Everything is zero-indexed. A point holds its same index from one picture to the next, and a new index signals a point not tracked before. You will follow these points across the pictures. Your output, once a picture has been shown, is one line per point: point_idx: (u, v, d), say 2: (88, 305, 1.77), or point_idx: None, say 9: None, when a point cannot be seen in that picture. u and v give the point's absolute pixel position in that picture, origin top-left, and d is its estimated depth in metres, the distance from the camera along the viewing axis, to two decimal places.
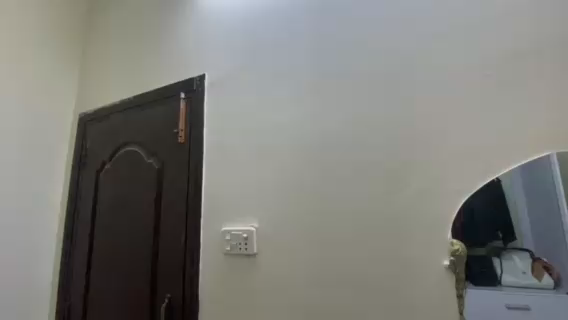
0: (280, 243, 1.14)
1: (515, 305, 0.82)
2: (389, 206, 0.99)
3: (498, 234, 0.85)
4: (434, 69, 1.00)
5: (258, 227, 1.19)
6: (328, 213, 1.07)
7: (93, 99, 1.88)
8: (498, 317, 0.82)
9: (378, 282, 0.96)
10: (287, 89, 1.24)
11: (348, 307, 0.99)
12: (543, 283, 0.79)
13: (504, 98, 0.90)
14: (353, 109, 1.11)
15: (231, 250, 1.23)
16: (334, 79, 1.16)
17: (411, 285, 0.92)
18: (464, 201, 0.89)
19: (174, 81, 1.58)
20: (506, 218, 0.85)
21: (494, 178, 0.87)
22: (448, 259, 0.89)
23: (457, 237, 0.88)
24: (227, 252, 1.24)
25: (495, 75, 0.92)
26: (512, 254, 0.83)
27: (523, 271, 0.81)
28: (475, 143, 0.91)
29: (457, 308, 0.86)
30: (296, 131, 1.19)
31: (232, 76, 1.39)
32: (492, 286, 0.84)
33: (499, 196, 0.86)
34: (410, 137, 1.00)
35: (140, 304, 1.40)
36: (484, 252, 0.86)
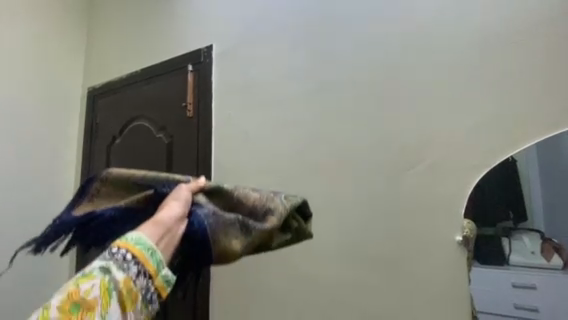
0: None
1: (521, 284, 0.81)
2: (401, 182, 0.97)
3: (510, 214, 0.82)
4: (454, 37, 0.94)
5: None
6: (338, 188, 1.07)
7: (100, 71, 1.86)
8: (503, 295, 0.81)
9: (388, 257, 0.97)
10: (298, 59, 1.20)
11: (356, 279, 1.01)
12: (551, 264, 0.78)
13: (528, 70, 0.85)
14: (366, 81, 1.06)
15: None
16: (347, 49, 1.11)
17: (420, 260, 0.93)
18: (479, 180, 0.87)
19: (181, 53, 1.54)
20: (519, 198, 0.81)
21: (509, 156, 0.84)
22: (461, 235, 0.88)
23: (468, 216, 0.87)
24: None
25: (520, 44, 0.86)
26: (522, 234, 0.81)
27: (531, 252, 0.80)
28: (494, 118, 0.87)
29: (464, 284, 0.87)
30: (307, 104, 1.16)
31: (241, 47, 1.34)
32: (498, 266, 0.82)
33: (512, 175, 0.83)
34: (426, 112, 0.96)
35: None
36: (493, 232, 0.84)
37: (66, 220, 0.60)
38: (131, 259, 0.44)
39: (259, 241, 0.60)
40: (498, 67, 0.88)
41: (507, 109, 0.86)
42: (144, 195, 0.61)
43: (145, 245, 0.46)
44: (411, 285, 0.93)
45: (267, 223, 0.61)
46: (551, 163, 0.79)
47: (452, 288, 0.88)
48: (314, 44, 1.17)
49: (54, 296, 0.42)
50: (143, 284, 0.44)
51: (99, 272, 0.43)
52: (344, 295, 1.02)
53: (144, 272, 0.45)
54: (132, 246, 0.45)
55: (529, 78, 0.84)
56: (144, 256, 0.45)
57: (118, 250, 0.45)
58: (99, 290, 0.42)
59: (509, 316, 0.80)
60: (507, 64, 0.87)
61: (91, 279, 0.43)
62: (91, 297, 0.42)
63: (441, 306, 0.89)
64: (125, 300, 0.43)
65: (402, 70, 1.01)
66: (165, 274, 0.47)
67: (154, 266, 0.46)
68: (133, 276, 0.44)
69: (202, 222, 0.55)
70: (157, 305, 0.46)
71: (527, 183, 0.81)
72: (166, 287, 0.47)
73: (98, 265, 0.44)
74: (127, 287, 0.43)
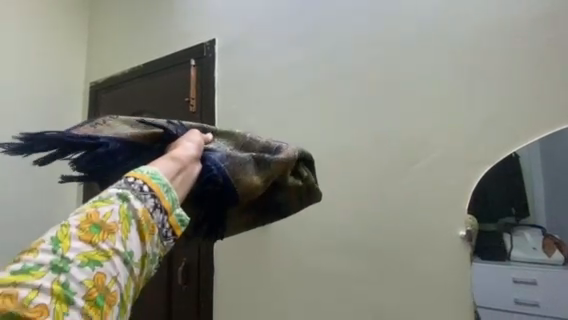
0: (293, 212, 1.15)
1: (521, 279, 0.81)
2: (405, 177, 0.97)
3: (512, 210, 0.82)
4: (459, 32, 0.93)
5: None
6: (341, 183, 1.07)
7: (103, 66, 1.85)
8: (503, 290, 0.82)
9: (390, 252, 0.97)
10: (301, 54, 1.19)
11: (358, 273, 1.01)
12: (552, 259, 0.78)
13: (534, 65, 0.84)
14: (369, 76, 1.06)
15: None
16: (350, 44, 1.10)
17: (422, 255, 0.93)
18: (482, 176, 0.87)
19: (183, 47, 1.53)
20: (521, 194, 0.82)
21: (512, 153, 0.84)
22: (464, 230, 0.88)
23: (471, 211, 0.88)
24: None
25: (526, 39, 0.85)
26: (524, 230, 0.81)
27: (533, 248, 0.80)
28: (499, 114, 0.86)
29: (467, 279, 0.87)
30: (310, 99, 1.16)
31: (244, 41, 1.34)
32: (499, 261, 0.83)
33: (515, 171, 0.83)
34: (430, 107, 0.95)
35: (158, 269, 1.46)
36: (495, 228, 0.84)
37: (62, 135, 0.55)
38: (148, 191, 0.43)
39: (277, 174, 0.64)
40: (505, 62, 0.87)
41: (512, 104, 0.85)
42: (153, 133, 0.61)
43: (161, 181, 0.44)
44: (413, 280, 0.94)
45: (281, 156, 0.65)
46: (554, 159, 0.79)
47: (454, 282, 0.89)
48: (318, 38, 1.16)
49: (71, 217, 0.40)
50: (159, 219, 0.43)
51: (117, 198, 0.41)
52: (347, 288, 1.03)
53: (160, 206, 0.43)
54: (149, 179, 0.44)
55: (535, 73, 0.83)
56: (161, 191, 0.43)
57: (135, 181, 0.43)
58: (117, 215, 0.40)
59: (507, 311, 0.82)
60: (513, 59, 0.86)
61: (109, 204, 0.41)
62: (111, 222, 0.40)
63: (442, 300, 0.90)
64: (143, 230, 0.41)
65: (407, 65, 1.00)
66: (179, 213, 0.45)
67: (169, 203, 0.44)
68: (151, 209, 0.42)
69: (219, 165, 0.59)
70: (171, 243, 0.44)
71: (529, 179, 0.81)
72: (180, 226, 0.45)
73: (114, 192, 0.42)
74: (145, 218, 0.42)
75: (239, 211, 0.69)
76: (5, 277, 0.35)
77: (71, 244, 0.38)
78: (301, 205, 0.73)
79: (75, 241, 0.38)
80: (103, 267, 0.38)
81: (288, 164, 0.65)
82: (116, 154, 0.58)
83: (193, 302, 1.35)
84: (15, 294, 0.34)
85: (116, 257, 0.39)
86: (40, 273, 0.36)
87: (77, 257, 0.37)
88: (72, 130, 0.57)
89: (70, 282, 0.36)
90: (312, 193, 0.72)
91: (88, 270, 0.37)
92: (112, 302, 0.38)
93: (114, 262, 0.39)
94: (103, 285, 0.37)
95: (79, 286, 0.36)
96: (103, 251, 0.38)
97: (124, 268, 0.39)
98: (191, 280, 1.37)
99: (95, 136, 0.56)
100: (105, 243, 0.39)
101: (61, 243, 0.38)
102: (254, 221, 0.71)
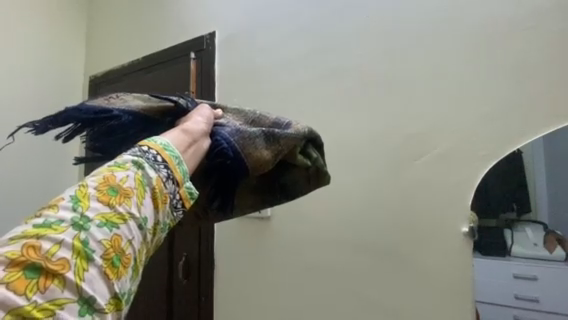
0: (295, 207, 1.15)
1: (522, 274, 0.80)
2: (407, 173, 0.96)
3: (513, 206, 0.81)
4: (465, 24, 0.91)
5: None
6: (342, 179, 1.07)
7: (102, 59, 1.83)
8: (503, 286, 0.81)
9: (392, 248, 0.97)
10: (303, 48, 1.17)
11: (360, 269, 1.01)
12: (553, 255, 0.77)
13: (543, 57, 0.81)
14: (373, 70, 1.04)
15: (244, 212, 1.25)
16: (353, 38, 1.08)
17: (425, 252, 0.93)
18: (485, 173, 0.86)
19: (183, 40, 1.50)
20: (523, 190, 0.80)
21: (515, 149, 0.82)
22: (467, 226, 0.88)
23: (473, 208, 0.87)
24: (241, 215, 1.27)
25: (536, 31, 0.82)
26: (525, 226, 0.80)
27: (534, 243, 0.79)
28: (506, 108, 0.84)
29: (470, 276, 0.86)
30: (312, 93, 1.14)
31: (244, 34, 1.31)
32: (500, 256, 0.82)
33: (517, 167, 0.81)
34: (435, 102, 0.94)
35: (158, 263, 1.47)
36: (496, 224, 0.83)
37: (80, 109, 0.57)
38: (161, 161, 0.44)
39: (286, 150, 0.62)
40: (513, 55, 0.84)
41: (518, 99, 0.83)
42: (164, 107, 0.60)
43: (174, 153, 0.46)
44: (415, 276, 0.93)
45: (291, 131, 0.63)
46: (559, 156, 0.78)
47: (456, 279, 0.88)
48: (320, 31, 1.14)
49: (88, 179, 0.40)
50: (171, 190, 0.44)
51: (133, 165, 0.42)
52: (347, 284, 1.03)
53: (173, 178, 0.44)
54: (162, 150, 0.45)
55: (544, 66, 0.81)
56: (173, 162, 0.45)
57: (149, 150, 0.44)
58: (133, 181, 0.41)
59: (506, 306, 0.80)
60: (521, 51, 0.84)
61: (125, 170, 0.41)
62: (127, 186, 0.40)
63: (444, 297, 0.89)
64: (157, 197, 0.42)
65: (411, 58, 0.98)
66: (189, 186, 0.46)
67: (180, 175, 0.45)
68: (164, 178, 0.43)
69: (228, 140, 0.58)
70: (180, 215, 0.46)
71: (532, 174, 0.79)
72: (189, 199, 0.46)
73: (129, 159, 0.43)
74: (159, 186, 0.43)
75: (246, 192, 0.69)
76: (25, 231, 0.35)
77: (90, 204, 0.38)
78: (310, 186, 0.70)
79: (94, 201, 0.38)
80: (120, 229, 0.38)
81: (297, 139, 0.63)
82: (128, 127, 0.58)
83: (194, 296, 1.36)
84: (37, 246, 0.33)
85: (132, 220, 0.39)
86: (61, 228, 0.35)
87: (96, 216, 0.37)
88: (87, 103, 0.59)
89: (90, 240, 0.35)
90: (320, 174, 0.69)
91: (107, 230, 0.37)
92: (128, 264, 0.38)
93: (130, 224, 0.39)
94: (120, 246, 0.37)
95: (98, 245, 0.36)
96: (120, 213, 0.38)
97: (139, 232, 0.39)
98: (192, 275, 1.37)
99: (110, 110, 0.58)
100: (123, 206, 0.39)
101: (81, 202, 0.37)
102: (262, 202, 0.70)
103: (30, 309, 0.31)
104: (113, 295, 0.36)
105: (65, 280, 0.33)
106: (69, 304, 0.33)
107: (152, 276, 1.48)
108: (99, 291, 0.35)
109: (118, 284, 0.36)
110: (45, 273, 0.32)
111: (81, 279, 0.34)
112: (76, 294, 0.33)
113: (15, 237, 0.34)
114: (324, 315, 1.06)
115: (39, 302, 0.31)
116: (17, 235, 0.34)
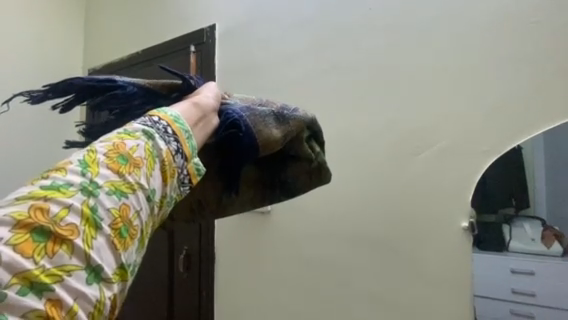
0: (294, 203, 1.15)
1: (520, 269, 0.80)
2: (407, 168, 0.97)
3: (512, 201, 0.81)
4: (467, 19, 0.90)
5: None
6: (343, 173, 1.07)
7: (100, 52, 1.82)
8: (500, 280, 0.82)
9: (391, 242, 0.97)
10: (302, 42, 1.16)
11: (359, 263, 1.02)
12: (550, 250, 0.78)
13: (545, 53, 0.81)
14: (373, 64, 1.03)
15: None
16: (354, 32, 1.07)
17: (425, 246, 0.93)
18: (485, 170, 0.86)
19: (183, 33, 1.49)
20: (522, 186, 0.80)
21: (516, 146, 0.82)
22: (467, 221, 0.88)
23: (473, 205, 0.87)
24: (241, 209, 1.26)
25: (539, 25, 0.82)
26: (524, 221, 0.80)
27: (532, 239, 0.79)
28: (508, 105, 0.84)
29: (469, 269, 0.87)
30: (312, 88, 1.13)
31: (243, 28, 1.30)
32: (498, 252, 0.82)
33: (517, 163, 0.81)
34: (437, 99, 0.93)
35: (159, 257, 1.48)
36: (494, 219, 0.83)
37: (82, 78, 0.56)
38: (171, 134, 0.44)
39: (295, 131, 0.64)
40: (514, 51, 0.84)
41: (520, 94, 0.83)
42: (171, 83, 0.61)
43: (184, 126, 0.46)
44: (414, 273, 0.94)
45: (299, 118, 0.64)
46: (560, 152, 0.77)
47: (455, 276, 0.89)
48: (320, 24, 1.13)
49: (97, 145, 0.39)
50: (180, 164, 0.44)
51: (142, 135, 0.41)
52: (347, 281, 1.04)
53: (182, 152, 0.44)
54: (173, 123, 0.45)
55: (545, 61, 0.81)
56: (183, 136, 0.45)
57: (158, 121, 0.44)
58: (143, 151, 0.40)
59: (504, 300, 0.81)
60: (524, 47, 0.83)
61: (135, 139, 0.41)
62: (137, 156, 0.39)
63: (443, 294, 0.90)
64: (166, 171, 0.42)
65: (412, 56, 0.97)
66: (197, 163, 0.46)
67: (190, 151, 0.45)
68: (173, 151, 0.43)
69: (240, 114, 0.59)
70: (186, 191, 0.45)
71: (531, 170, 0.79)
72: (196, 176, 0.46)
73: (139, 128, 0.42)
74: (169, 160, 0.42)
75: (247, 186, 0.68)
76: (32, 191, 0.34)
77: (99, 170, 0.37)
78: (312, 183, 0.70)
79: (104, 168, 0.37)
80: (129, 199, 0.37)
81: (305, 122, 0.65)
82: (131, 98, 0.58)
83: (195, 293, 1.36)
84: (45, 209, 0.33)
85: (141, 191, 0.39)
86: (70, 192, 0.34)
87: (105, 183, 0.36)
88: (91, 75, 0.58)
89: (98, 208, 0.35)
90: (322, 171, 0.70)
91: (116, 198, 0.36)
92: (135, 235, 0.37)
93: (139, 195, 0.38)
94: (128, 216, 0.37)
95: (108, 213, 0.35)
96: (130, 182, 0.38)
97: (147, 204, 0.39)
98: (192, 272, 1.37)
99: (114, 80, 0.57)
100: (132, 175, 0.38)
101: (90, 167, 0.37)
102: (262, 198, 0.69)
103: (38, 273, 0.30)
104: (120, 266, 0.35)
105: (73, 246, 0.32)
106: (77, 271, 0.32)
107: (152, 269, 1.49)
108: (106, 261, 0.34)
109: (124, 255, 0.36)
110: (53, 238, 0.32)
111: (89, 246, 0.33)
112: (84, 262, 0.33)
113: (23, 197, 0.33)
114: (324, 311, 1.07)
115: (47, 267, 0.31)
116: (22, 195, 0.34)
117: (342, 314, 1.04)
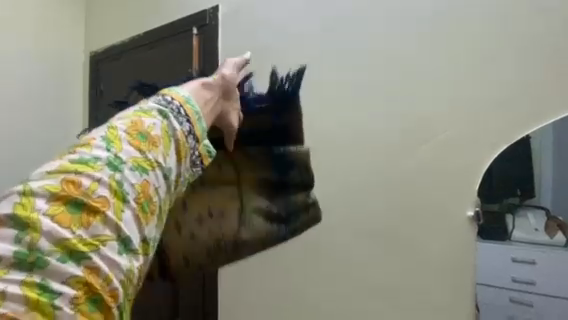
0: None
1: (521, 258, 0.79)
2: (411, 157, 0.96)
3: (517, 191, 0.79)
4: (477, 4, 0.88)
5: None
6: (345, 161, 1.06)
7: (100, 33, 1.79)
8: (501, 269, 0.81)
9: (394, 231, 0.98)
10: (306, 26, 1.14)
11: (360, 252, 1.03)
12: (553, 240, 0.77)
13: (557, 40, 0.79)
14: (379, 50, 1.01)
15: None
16: (359, 15, 1.05)
17: (428, 236, 0.93)
18: (491, 159, 0.85)
19: (186, 14, 1.45)
20: (529, 175, 0.78)
21: (525, 135, 0.81)
22: (473, 209, 0.87)
23: (478, 195, 0.86)
24: None
25: (551, 12, 0.80)
26: (527, 211, 0.78)
27: (535, 229, 0.78)
28: (511, 97, 0.83)
29: (472, 260, 0.87)
30: (316, 73, 1.11)
31: (246, 11, 1.27)
32: (501, 241, 0.81)
33: (525, 152, 0.80)
34: (439, 92, 0.92)
35: None
36: (497, 208, 0.82)
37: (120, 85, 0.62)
38: (184, 115, 0.49)
39: (300, 163, 0.76)
40: (524, 38, 0.82)
41: (529, 82, 0.81)
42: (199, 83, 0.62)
43: (194, 107, 0.51)
44: (414, 263, 0.95)
45: (302, 148, 0.76)
46: None
47: (456, 267, 0.89)
48: (324, 8, 1.10)
49: (117, 122, 0.46)
50: (192, 145, 0.50)
51: (158, 114, 0.47)
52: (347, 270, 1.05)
53: (193, 133, 0.50)
54: (186, 106, 0.50)
55: (557, 49, 0.79)
56: (194, 118, 0.50)
57: (170, 101, 0.49)
58: (160, 130, 0.47)
59: (504, 288, 0.80)
60: (535, 33, 0.81)
61: (151, 118, 0.47)
62: (154, 135, 0.46)
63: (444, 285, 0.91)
64: (180, 150, 0.48)
65: (414, 48, 0.96)
66: (207, 145, 0.52)
67: (200, 132, 0.51)
68: (186, 132, 0.49)
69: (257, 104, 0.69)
70: (198, 170, 0.52)
71: (538, 160, 0.77)
72: (208, 157, 0.52)
73: (155, 107, 0.48)
74: (181, 142, 0.48)
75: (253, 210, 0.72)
76: (63, 165, 0.43)
77: (123, 147, 0.44)
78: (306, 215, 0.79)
79: (127, 145, 0.44)
80: (150, 176, 0.44)
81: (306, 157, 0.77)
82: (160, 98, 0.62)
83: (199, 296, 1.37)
84: (76, 183, 0.42)
85: (158, 168, 0.45)
86: (98, 167, 0.42)
87: (130, 159, 0.44)
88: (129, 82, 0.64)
89: (124, 183, 0.43)
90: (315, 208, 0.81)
91: (138, 174, 0.44)
92: (154, 211, 0.45)
93: (157, 173, 0.45)
94: (148, 192, 0.44)
95: (132, 188, 0.43)
96: (149, 160, 0.45)
97: (164, 183, 0.46)
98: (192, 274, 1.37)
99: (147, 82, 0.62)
100: (151, 153, 0.45)
101: (114, 144, 0.44)
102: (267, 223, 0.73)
103: (76, 242, 0.40)
104: (143, 238, 0.44)
105: (104, 218, 0.41)
106: (109, 242, 0.41)
107: None
108: (132, 232, 0.43)
109: (146, 228, 0.44)
110: (86, 209, 0.41)
111: (119, 218, 0.42)
112: (114, 233, 0.41)
113: (57, 169, 0.42)
114: (325, 299, 1.08)
115: (84, 236, 0.40)
116: (54, 169, 0.42)
117: (343, 303, 1.05)
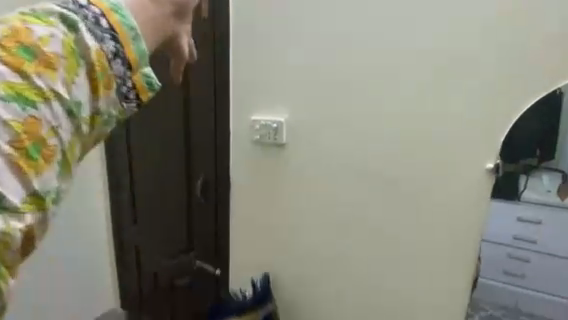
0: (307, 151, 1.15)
1: (528, 219, 0.89)
2: (428, 117, 1.00)
3: (536, 151, 0.88)
4: None
5: (287, 119, 1.16)
6: (359, 119, 1.07)
7: None
8: (508, 228, 0.91)
9: (408, 186, 1.04)
10: None
11: (368, 202, 1.10)
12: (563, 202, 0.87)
13: None
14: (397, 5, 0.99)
15: (260, 138, 1.21)
16: None
17: (441, 189, 1.01)
18: (514, 121, 0.91)
19: None
20: (551, 139, 0.87)
21: (557, 88, 0.88)
22: (493, 163, 0.94)
23: (500, 155, 0.93)
24: (255, 140, 1.22)
25: None
26: (542, 172, 0.88)
27: (548, 190, 0.87)
28: (522, 66, 0.90)
29: (481, 211, 0.97)
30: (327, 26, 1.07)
31: None
32: (512, 200, 0.91)
33: (545, 116, 0.88)
34: (457, 55, 0.95)
35: None
36: (513, 169, 0.91)
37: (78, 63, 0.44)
38: (107, 26, 0.26)
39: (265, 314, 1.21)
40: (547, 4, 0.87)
41: (549, 49, 0.88)
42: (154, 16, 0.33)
43: (127, 18, 0.27)
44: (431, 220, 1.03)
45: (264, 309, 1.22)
46: None
47: (470, 223, 0.98)
48: None
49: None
50: (120, 71, 0.26)
51: (61, 20, 0.25)
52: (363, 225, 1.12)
53: (123, 53, 0.26)
54: (108, 8, 0.26)
55: None
56: (125, 31, 0.26)
57: (86, 4, 0.26)
58: (62, 43, 0.24)
59: (504, 244, 0.91)
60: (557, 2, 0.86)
61: (52, 25, 0.25)
62: (51, 49, 0.24)
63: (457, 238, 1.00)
64: (97, 77, 0.26)
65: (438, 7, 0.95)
66: (150, 74, 0.28)
67: (137, 54, 0.27)
68: (111, 53, 0.26)
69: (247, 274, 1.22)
70: (134, 110, 0.28)
71: (562, 127, 0.86)
72: (149, 90, 0.28)
73: (58, 7, 0.25)
74: (98, 66, 0.25)
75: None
76: None
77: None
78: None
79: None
80: (38, 111, 0.23)
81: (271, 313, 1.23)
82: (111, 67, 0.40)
83: (209, 269, 1.32)
84: None
85: (58, 100, 0.24)
86: None
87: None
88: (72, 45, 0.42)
89: None
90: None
91: (16, 106, 0.23)
92: (55, 154, 0.24)
93: (54, 105, 0.24)
94: (38, 132, 0.23)
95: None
96: (39, 88, 0.23)
97: (71, 122, 0.25)
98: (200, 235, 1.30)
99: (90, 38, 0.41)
100: (41, 77, 0.23)
101: None
102: None
103: None
104: (32, 192, 0.23)
105: None
106: None
107: None
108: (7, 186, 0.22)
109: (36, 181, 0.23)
110: None
111: None
112: None
113: None
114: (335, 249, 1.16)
115: None
116: None
117: (356, 252, 1.14)
